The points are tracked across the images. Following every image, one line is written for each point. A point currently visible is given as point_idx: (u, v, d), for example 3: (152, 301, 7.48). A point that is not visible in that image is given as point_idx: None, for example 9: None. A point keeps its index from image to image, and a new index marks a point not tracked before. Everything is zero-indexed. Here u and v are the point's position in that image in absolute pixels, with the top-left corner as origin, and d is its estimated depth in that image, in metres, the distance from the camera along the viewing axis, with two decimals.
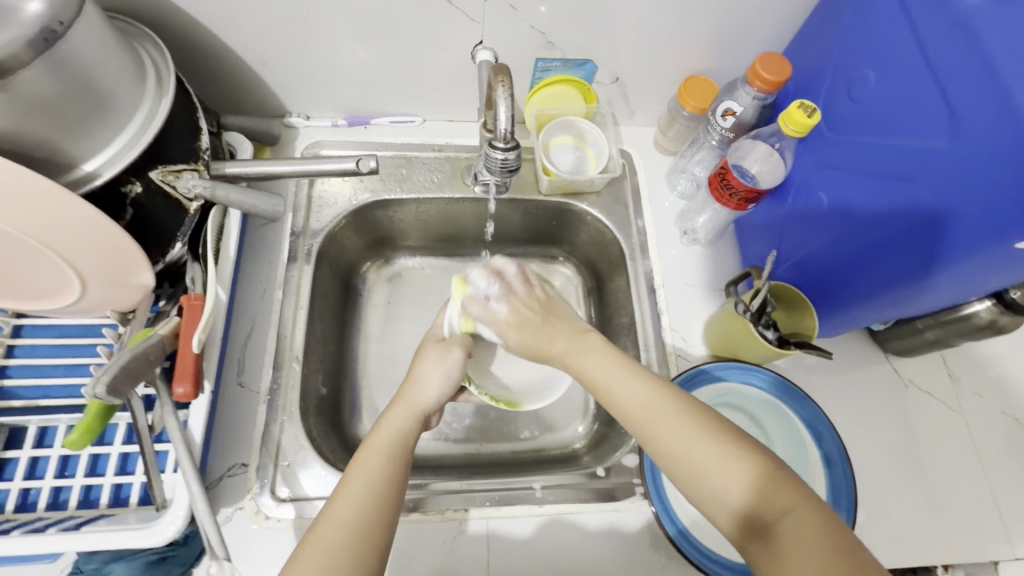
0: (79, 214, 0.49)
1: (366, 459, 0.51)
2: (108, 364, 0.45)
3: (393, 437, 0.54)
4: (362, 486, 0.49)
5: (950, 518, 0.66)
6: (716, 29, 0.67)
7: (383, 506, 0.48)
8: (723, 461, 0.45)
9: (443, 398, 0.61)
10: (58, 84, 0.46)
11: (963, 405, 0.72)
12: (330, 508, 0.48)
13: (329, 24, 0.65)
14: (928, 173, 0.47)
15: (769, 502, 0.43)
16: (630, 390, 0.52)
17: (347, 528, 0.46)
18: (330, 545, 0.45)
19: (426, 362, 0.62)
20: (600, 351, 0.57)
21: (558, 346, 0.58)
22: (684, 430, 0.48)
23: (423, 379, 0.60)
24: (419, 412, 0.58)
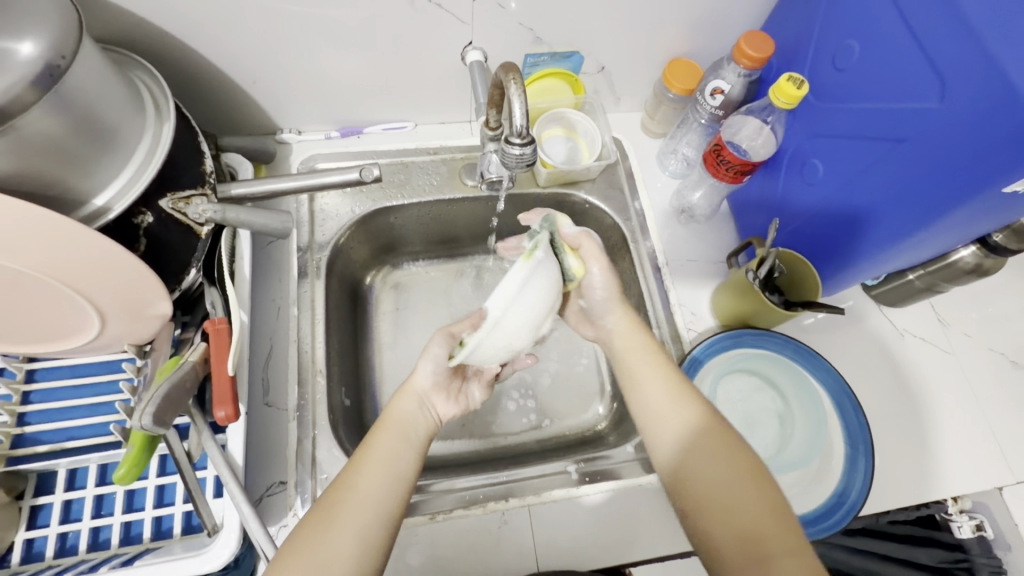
0: (94, 249, 0.48)
1: (378, 442, 0.54)
2: (148, 395, 0.46)
3: (402, 420, 0.57)
4: (375, 466, 0.52)
5: (956, 452, 0.71)
6: (696, 12, 0.69)
7: (389, 486, 0.51)
8: (673, 403, 0.56)
9: (445, 377, 0.62)
10: (66, 121, 0.46)
11: (955, 346, 0.77)
12: (339, 485, 0.51)
13: (317, 37, 0.65)
14: (920, 132, 0.50)
15: (767, 531, 0.47)
16: (670, 396, 0.57)
17: (354, 507, 0.49)
18: (336, 522, 0.48)
19: (425, 350, 0.59)
20: (630, 327, 0.64)
21: (614, 322, 0.65)
22: (653, 375, 0.59)
23: (419, 361, 0.61)
24: (426, 396, 0.60)
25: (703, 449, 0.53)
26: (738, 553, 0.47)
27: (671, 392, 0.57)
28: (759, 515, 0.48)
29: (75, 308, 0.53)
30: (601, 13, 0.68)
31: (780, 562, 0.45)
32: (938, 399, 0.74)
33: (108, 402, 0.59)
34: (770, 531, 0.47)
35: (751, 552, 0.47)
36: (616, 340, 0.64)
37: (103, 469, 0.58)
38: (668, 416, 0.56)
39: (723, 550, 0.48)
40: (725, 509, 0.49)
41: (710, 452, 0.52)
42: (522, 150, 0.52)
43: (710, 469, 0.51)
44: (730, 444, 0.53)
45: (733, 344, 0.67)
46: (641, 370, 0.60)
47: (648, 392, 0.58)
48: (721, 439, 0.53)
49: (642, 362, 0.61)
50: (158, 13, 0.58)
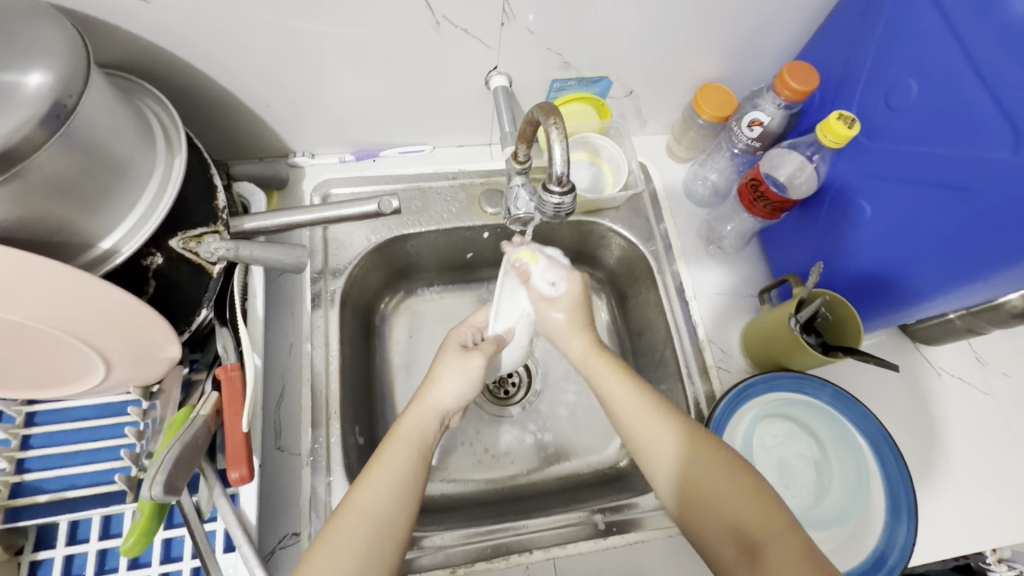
0: (101, 296, 0.45)
1: (390, 454, 0.52)
2: (161, 460, 0.43)
3: (414, 433, 0.54)
4: (385, 485, 0.50)
5: (998, 501, 0.67)
6: (732, 37, 0.66)
7: (401, 504, 0.50)
8: (662, 437, 0.55)
9: (463, 400, 0.59)
10: (74, 162, 0.43)
11: (993, 387, 0.74)
12: (352, 497, 0.50)
13: (335, 60, 0.62)
14: (986, 182, 0.47)
15: (756, 520, 0.49)
16: (633, 408, 0.57)
17: (365, 521, 0.48)
18: (346, 539, 0.47)
19: (444, 359, 0.60)
20: (607, 362, 0.60)
21: (574, 348, 0.63)
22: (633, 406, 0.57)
23: (441, 378, 0.58)
24: (439, 410, 0.57)
25: (686, 461, 0.53)
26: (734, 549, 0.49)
27: (641, 401, 0.57)
28: (744, 506, 0.50)
29: (80, 353, 0.50)
30: (632, 38, 0.65)
31: (772, 547, 0.47)
32: (977, 444, 0.70)
33: (112, 448, 0.56)
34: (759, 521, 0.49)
35: (746, 545, 0.48)
36: (591, 374, 0.61)
37: (106, 520, 0.55)
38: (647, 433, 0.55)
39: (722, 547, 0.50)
40: (713, 509, 0.51)
41: (692, 458, 0.53)
42: (560, 198, 0.49)
43: (697, 476, 0.52)
44: (707, 444, 0.54)
45: (768, 387, 0.64)
46: (614, 391, 0.58)
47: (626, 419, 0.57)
48: (698, 442, 0.54)
49: (612, 382, 0.59)
50: (169, 36, 0.55)
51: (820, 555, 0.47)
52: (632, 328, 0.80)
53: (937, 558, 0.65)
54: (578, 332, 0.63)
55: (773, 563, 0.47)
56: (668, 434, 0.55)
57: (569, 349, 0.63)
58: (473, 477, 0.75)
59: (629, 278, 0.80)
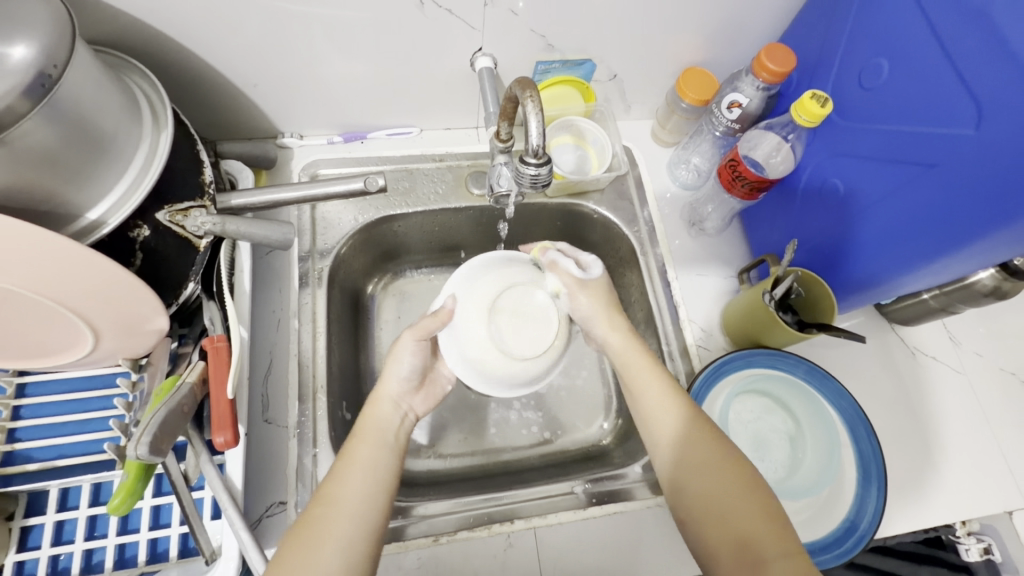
0: (86, 267, 0.46)
1: (360, 450, 0.53)
2: (146, 423, 0.45)
3: (377, 427, 0.56)
4: (357, 476, 0.51)
5: (969, 475, 0.69)
6: (715, 22, 0.67)
7: (373, 495, 0.50)
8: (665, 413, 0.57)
9: (416, 374, 0.60)
10: (61, 133, 0.43)
11: (967, 366, 0.76)
12: (322, 495, 0.50)
13: (321, 41, 0.63)
14: (953, 157, 0.48)
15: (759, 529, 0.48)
16: (658, 402, 0.58)
17: (335, 516, 0.48)
18: (320, 531, 0.47)
19: (397, 348, 0.60)
20: (644, 357, 0.61)
21: (611, 337, 0.64)
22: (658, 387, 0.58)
23: (393, 364, 0.60)
24: (395, 400, 0.59)
25: (696, 464, 0.53)
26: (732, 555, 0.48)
27: (669, 397, 0.58)
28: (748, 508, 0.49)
29: (70, 324, 0.51)
30: (616, 21, 0.66)
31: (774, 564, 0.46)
32: (949, 421, 0.72)
33: (100, 419, 0.57)
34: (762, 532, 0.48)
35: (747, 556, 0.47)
36: (625, 368, 0.61)
37: (96, 489, 0.56)
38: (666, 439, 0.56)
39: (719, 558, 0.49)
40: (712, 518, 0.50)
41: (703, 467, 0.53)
42: (537, 170, 0.51)
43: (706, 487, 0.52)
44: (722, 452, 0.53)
45: (745, 363, 0.66)
46: (649, 389, 0.59)
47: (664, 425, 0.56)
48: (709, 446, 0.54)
49: (649, 382, 0.59)
50: (155, 14, 0.56)
51: None
52: None
53: (908, 529, 0.67)
54: (616, 316, 0.65)
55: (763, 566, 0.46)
56: (682, 440, 0.55)
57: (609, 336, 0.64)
58: (459, 452, 0.76)
59: (613, 259, 0.81)
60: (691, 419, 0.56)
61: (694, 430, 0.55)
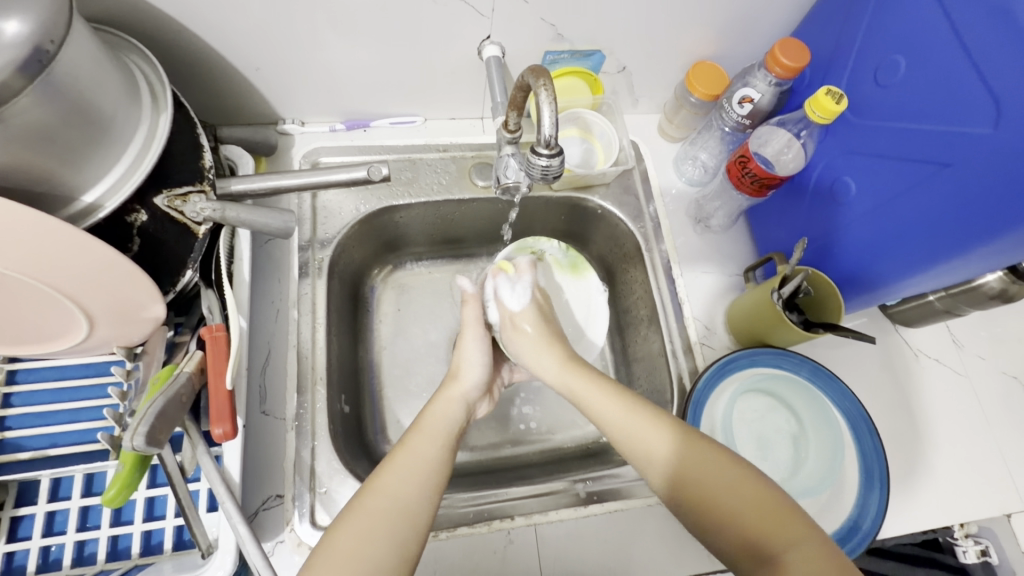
0: (81, 252, 0.45)
1: (416, 442, 0.53)
2: (143, 413, 0.44)
3: (438, 424, 0.56)
4: (410, 464, 0.51)
5: (968, 477, 0.69)
6: (729, 14, 0.66)
7: (427, 484, 0.50)
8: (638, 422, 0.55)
9: (485, 384, 0.65)
10: (57, 111, 0.42)
11: (968, 369, 0.76)
12: (379, 481, 0.49)
13: (326, 24, 0.61)
14: (970, 157, 0.48)
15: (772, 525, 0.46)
16: (632, 419, 0.56)
17: (390, 504, 0.47)
18: (370, 516, 0.46)
19: (466, 346, 0.66)
20: (591, 379, 0.61)
21: (548, 370, 0.64)
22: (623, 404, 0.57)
23: (464, 362, 0.65)
24: (464, 399, 0.62)
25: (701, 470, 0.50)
26: (749, 556, 0.46)
27: (640, 413, 0.56)
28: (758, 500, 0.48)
29: (64, 311, 0.50)
30: (628, 11, 0.64)
31: (793, 556, 0.44)
32: (949, 423, 0.72)
33: (94, 408, 0.56)
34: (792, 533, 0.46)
35: (761, 553, 0.46)
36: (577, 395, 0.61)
37: (88, 479, 0.55)
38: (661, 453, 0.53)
39: (736, 557, 0.47)
40: (722, 518, 0.48)
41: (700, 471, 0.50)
42: (549, 161, 0.50)
43: (707, 485, 0.50)
44: (718, 455, 0.51)
45: (749, 363, 0.65)
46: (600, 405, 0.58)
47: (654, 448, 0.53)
48: (699, 447, 0.52)
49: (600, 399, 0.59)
50: None
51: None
52: (619, 305, 0.81)
53: (908, 530, 0.66)
54: (549, 350, 0.65)
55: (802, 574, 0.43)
56: (677, 452, 0.52)
57: (546, 372, 0.64)
58: (459, 448, 0.76)
59: (617, 255, 0.80)
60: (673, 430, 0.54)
61: (679, 438, 0.53)
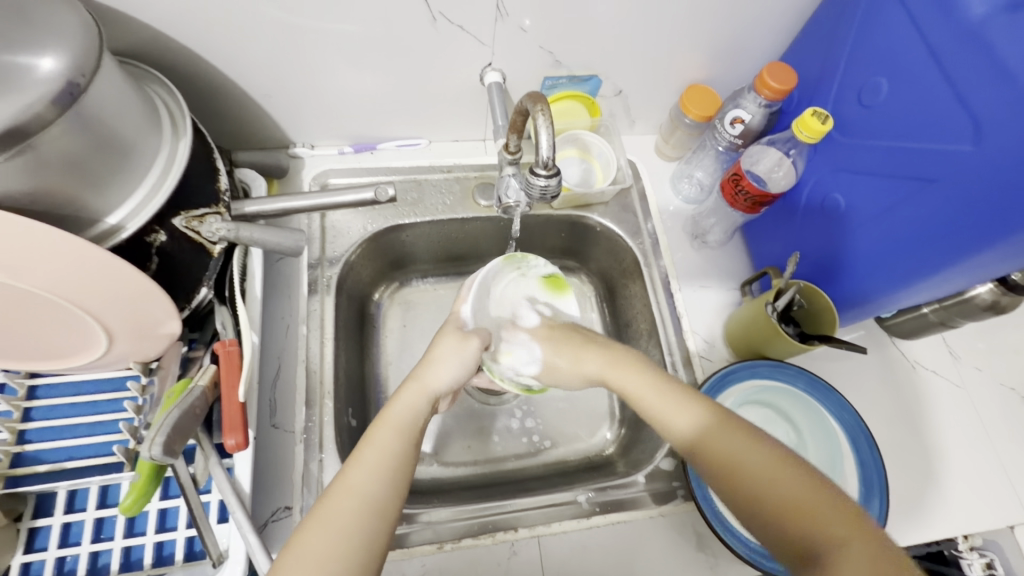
0: (103, 270, 0.47)
1: (381, 437, 0.53)
2: (160, 424, 0.46)
3: (405, 416, 0.56)
4: (375, 462, 0.51)
5: (970, 488, 0.70)
6: (718, 39, 0.69)
7: (392, 483, 0.50)
8: (679, 406, 0.56)
9: (455, 385, 0.61)
10: (83, 139, 0.45)
11: (967, 380, 0.76)
12: (345, 478, 0.50)
13: (335, 54, 0.64)
14: (953, 174, 0.50)
15: (810, 515, 0.46)
16: (671, 404, 0.56)
17: (355, 503, 0.48)
18: (337, 518, 0.47)
19: (441, 347, 0.62)
20: (636, 371, 0.59)
21: (590, 367, 0.62)
22: (657, 386, 0.57)
23: (437, 362, 0.61)
24: (430, 394, 0.58)
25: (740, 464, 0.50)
26: (786, 544, 0.46)
27: (681, 397, 0.56)
28: (796, 489, 0.47)
29: (85, 327, 0.52)
30: (622, 37, 0.68)
31: (829, 537, 0.44)
32: (949, 434, 0.73)
33: (110, 422, 0.58)
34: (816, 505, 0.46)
35: (797, 542, 0.45)
36: (626, 393, 0.59)
37: (104, 491, 0.56)
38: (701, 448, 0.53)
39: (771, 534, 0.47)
40: (755, 490, 0.49)
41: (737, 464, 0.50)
42: (547, 181, 0.52)
43: (743, 475, 0.49)
44: (748, 434, 0.52)
45: (748, 375, 0.66)
46: (639, 386, 0.58)
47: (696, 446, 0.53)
48: (735, 434, 0.52)
49: (637, 379, 0.59)
50: (176, 27, 0.58)
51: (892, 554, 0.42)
52: (620, 320, 0.83)
53: (911, 543, 0.67)
54: (586, 353, 0.63)
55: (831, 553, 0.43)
56: (710, 428, 0.53)
57: (587, 370, 0.62)
58: (463, 461, 0.77)
59: (617, 271, 0.82)
60: (713, 420, 0.54)
61: (718, 421, 0.53)
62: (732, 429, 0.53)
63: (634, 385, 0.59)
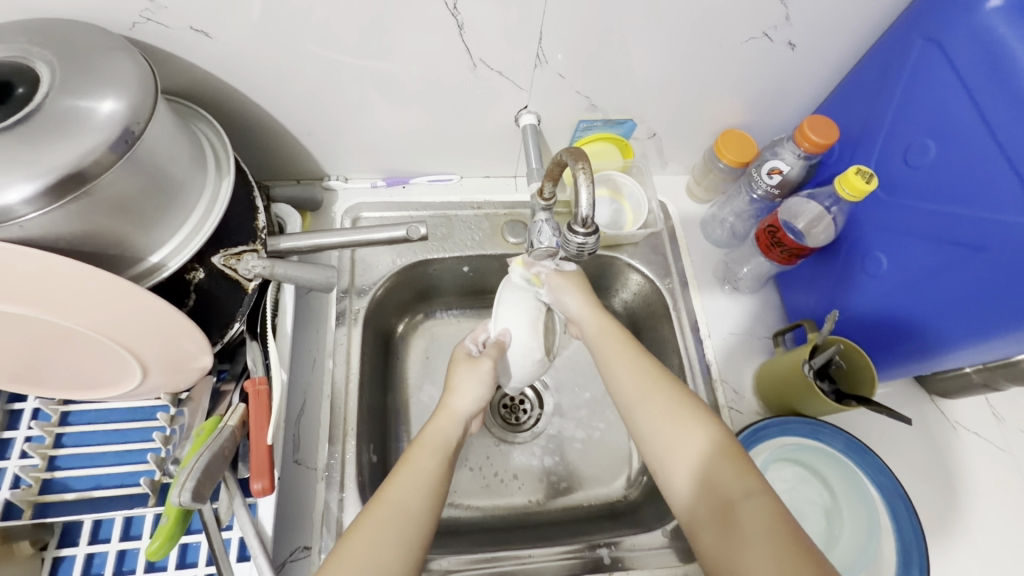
0: (144, 309, 0.48)
1: (417, 459, 0.54)
2: (190, 469, 0.46)
3: (437, 440, 0.57)
4: (414, 481, 0.52)
5: (1016, 562, 0.66)
6: (756, 88, 0.69)
7: (429, 501, 0.51)
8: (634, 375, 0.60)
9: (482, 404, 0.63)
10: (136, 183, 0.46)
11: (1011, 445, 0.73)
12: (385, 493, 0.51)
13: (375, 94, 0.66)
14: (1004, 243, 0.48)
15: (729, 483, 0.50)
16: (627, 369, 0.61)
17: (398, 520, 0.49)
18: (378, 534, 0.48)
19: (458, 368, 0.64)
20: (604, 330, 0.65)
21: (586, 318, 0.67)
22: (619, 356, 0.62)
23: (458, 387, 0.62)
24: (460, 417, 0.60)
25: (681, 436, 0.54)
26: (702, 504, 0.51)
27: (633, 364, 0.61)
28: (723, 467, 0.51)
29: (122, 360, 0.53)
30: (659, 85, 0.68)
31: (741, 505, 0.49)
32: (994, 503, 0.69)
33: (138, 451, 0.58)
34: (733, 480, 0.50)
35: (715, 501, 0.50)
36: (598, 352, 0.65)
37: (127, 522, 0.56)
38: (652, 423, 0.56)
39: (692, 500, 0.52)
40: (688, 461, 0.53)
41: (672, 433, 0.55)
42: (584, 239, 0.52)
43: (680, 445, 0.54)
44: (693, 414, 0.55)
45: (780, 432, 0.64)
46: (609, 353, 0.63)
47: (642, 417, 0.57)
48: (686, 412, 0.55)
49: (609, 348, 0.64)
50: (225, 68, 0.60)
51: (795, 526, 0.47)
52: None
53: None
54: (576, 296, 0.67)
55: (740, 520, 0.48)
56: (666, 401, 0.57)
57: (576, 309, 0.67)
58: (482, 501, 0.75)
59: (645, 312, 0.81)
60: (677, 401, 0.57)
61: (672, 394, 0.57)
62: (683, 405, 0.56)
63: (606, 352, 0.64)
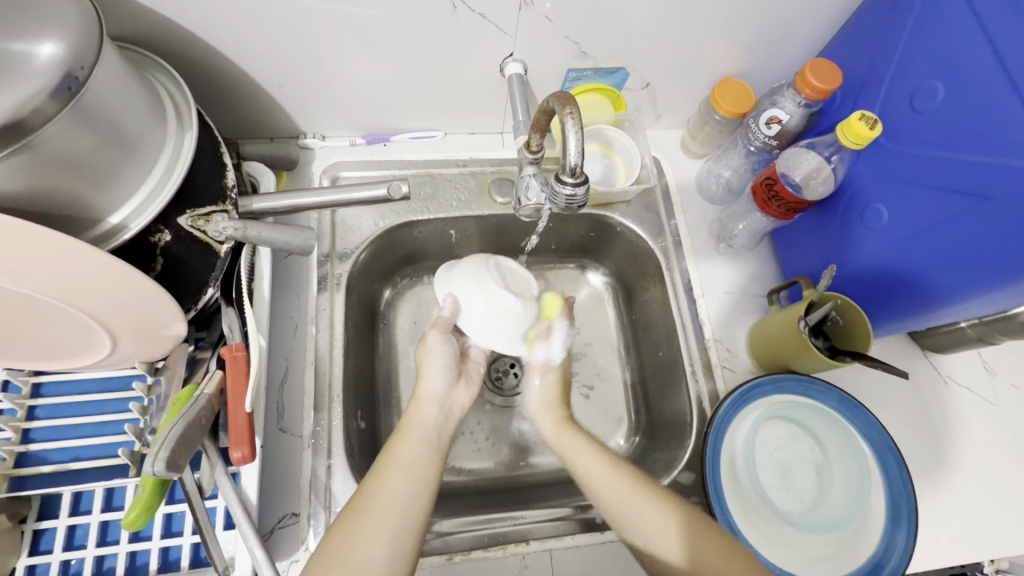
0: (105, 273, 0.45)
1: (401, 445, 0.57)
2: (165, 437, 0.45)
3: (421, 425, 0.60)
4: (400, 467, 0.54)
5: (1000, 511, 0.67)
6: (757, 31, 0.65)
7: (418, 484, 0.54)
8: (616, 488, 0.57)
9: (449, 378, 0.66)
10: (86, 136, 0.42)
11: (1001, 398, 0.73)
12: (370, 482, 0.53)
13: (349, 42, 0.61)
14: (1009, 190, 0.47)
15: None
16: (596, 473, 0.59)
17: (387, 507, 0.51)
18: (371, 522, 0.49)
19: (424, 348, 0.66)
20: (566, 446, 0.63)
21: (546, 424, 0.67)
22: (590, 466, 0.60)
23: (427, 371, 0.65)
24: (438, 401, 0.64)
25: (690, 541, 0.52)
26: None
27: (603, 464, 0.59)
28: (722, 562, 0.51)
29: (89, 328, 0.50)
30: (653, 30, 0.63)
31: None
32: (982, 454, 0.69)
33: (116, 422, 0.56)
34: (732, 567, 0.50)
35: None
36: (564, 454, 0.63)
37: (108, 494, 0.55)
38: (654, 521, 0.54)
39: None
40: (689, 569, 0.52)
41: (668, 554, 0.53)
42: (574, 190, 0.49)
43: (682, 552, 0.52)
44: (685, 513, 0.55)
45: (773, 390, 0.63)
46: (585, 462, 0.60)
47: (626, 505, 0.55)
48: (685, 521, 0.54)
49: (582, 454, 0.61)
50: (184, 12, 0.55)
51: None
52: (637, 324, 0.80)
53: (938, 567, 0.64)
54: (552, 410, 0.68)
55: None
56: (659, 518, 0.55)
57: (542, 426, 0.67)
58: (473, 465, 0.75)
59: (637, 273, 0.79)
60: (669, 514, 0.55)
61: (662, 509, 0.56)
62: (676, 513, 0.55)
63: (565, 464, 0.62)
